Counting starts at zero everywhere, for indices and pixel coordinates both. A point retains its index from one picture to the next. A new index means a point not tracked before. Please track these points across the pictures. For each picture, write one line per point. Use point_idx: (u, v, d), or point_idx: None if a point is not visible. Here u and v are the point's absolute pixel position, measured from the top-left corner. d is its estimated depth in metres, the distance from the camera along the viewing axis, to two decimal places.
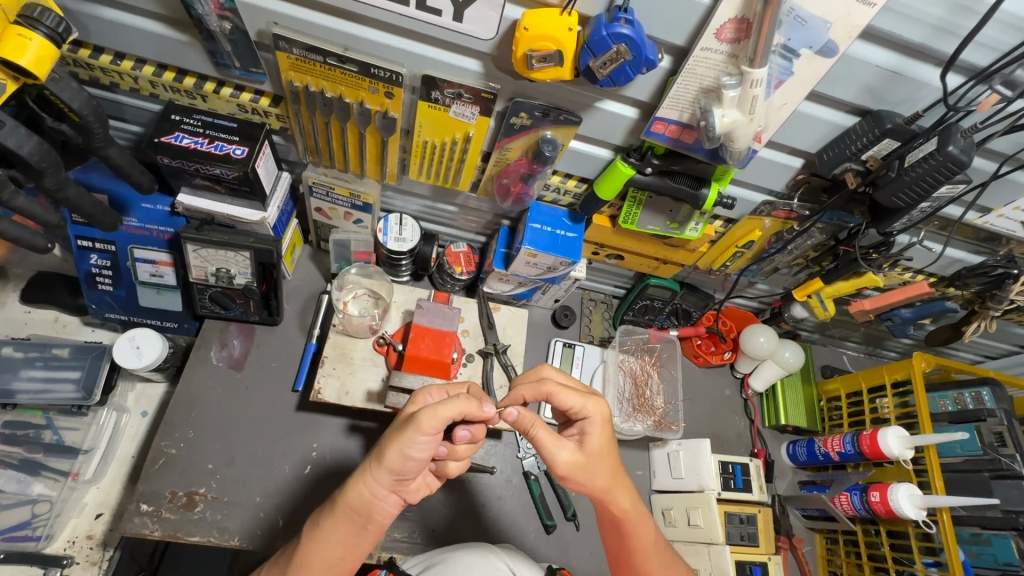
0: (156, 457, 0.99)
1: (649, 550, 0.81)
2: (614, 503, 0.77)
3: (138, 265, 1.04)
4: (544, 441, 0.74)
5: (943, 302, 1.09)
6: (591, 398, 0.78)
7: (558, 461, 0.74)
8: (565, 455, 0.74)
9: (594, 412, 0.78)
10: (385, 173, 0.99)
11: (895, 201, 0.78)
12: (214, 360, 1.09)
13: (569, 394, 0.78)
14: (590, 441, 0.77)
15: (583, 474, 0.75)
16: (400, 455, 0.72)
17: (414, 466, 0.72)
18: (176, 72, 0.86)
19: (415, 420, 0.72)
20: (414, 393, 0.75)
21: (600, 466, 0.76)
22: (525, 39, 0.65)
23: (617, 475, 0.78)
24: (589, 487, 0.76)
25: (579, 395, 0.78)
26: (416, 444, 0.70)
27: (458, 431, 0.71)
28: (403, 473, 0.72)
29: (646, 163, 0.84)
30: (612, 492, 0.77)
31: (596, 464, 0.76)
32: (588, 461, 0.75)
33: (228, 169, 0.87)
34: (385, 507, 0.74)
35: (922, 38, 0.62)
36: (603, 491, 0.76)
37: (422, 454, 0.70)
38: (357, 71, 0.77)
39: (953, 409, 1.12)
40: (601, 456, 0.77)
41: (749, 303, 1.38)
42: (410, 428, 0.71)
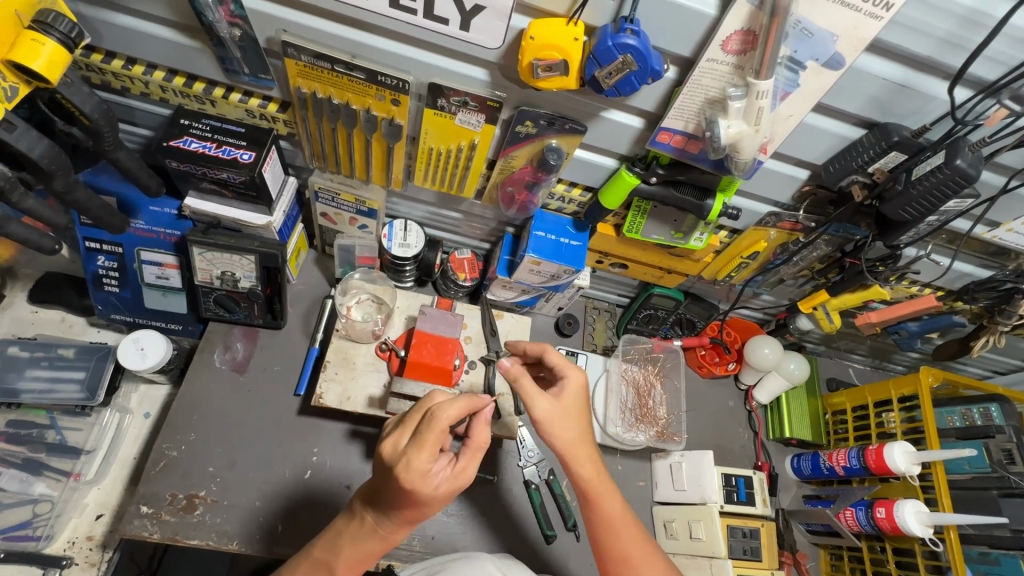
0: (158, 459, 1.00)
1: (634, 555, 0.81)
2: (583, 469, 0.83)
3: (144, 267, 1.05)
4: (529, 391, 0.83)
5: (950, 316, 1.08)
6: (570, 365, 0.87)
7: (535, 408, 0.82)
8: (544, 406, 0.82)
9: (572, 378, 0.86)
10: (390, 179, 0.99)
11: (902, 214, 0.77)
12: (218, 363, 1.09)
13: (557, 355, 0.88)
14: (566, 395, 0.84)
15: (559, 424, 0.82)
16: (413, 503, 0.72)
17: (433, 507, 0.73)
18: (186, 77, 0.87)
19: (426, 480, 0.70)
20: (416, 455, 0.69)
21: (575, 412, 0.84)
22: (531, 48, 0.66)
23: (581, 437, 0.83)
24: (563, 444, 0.83)
25: (564, 358, 0.88)
26: (434, 493, 0.71)
27: (473, 464, 0.74)
28: (421, 513, 0.74)
29: (651, 173, 0.84)
30: (577, 453, 0.83)
31: (569, 416, 0.84)
32: (563, 406, 0.83)
33: (235, 173, 0.87)
34: (397, 531, 0.77)
35: (930, 52, 0.62)
36: (574, 448, 0.83)
37: (442, 496, 0.72)
38: (364, 79, 0.77)
39: (961, 425, 1.09)
40: (568, 412, 0.84)
41: (754, 314, 1.37)
42: (424, 488, 0.70)
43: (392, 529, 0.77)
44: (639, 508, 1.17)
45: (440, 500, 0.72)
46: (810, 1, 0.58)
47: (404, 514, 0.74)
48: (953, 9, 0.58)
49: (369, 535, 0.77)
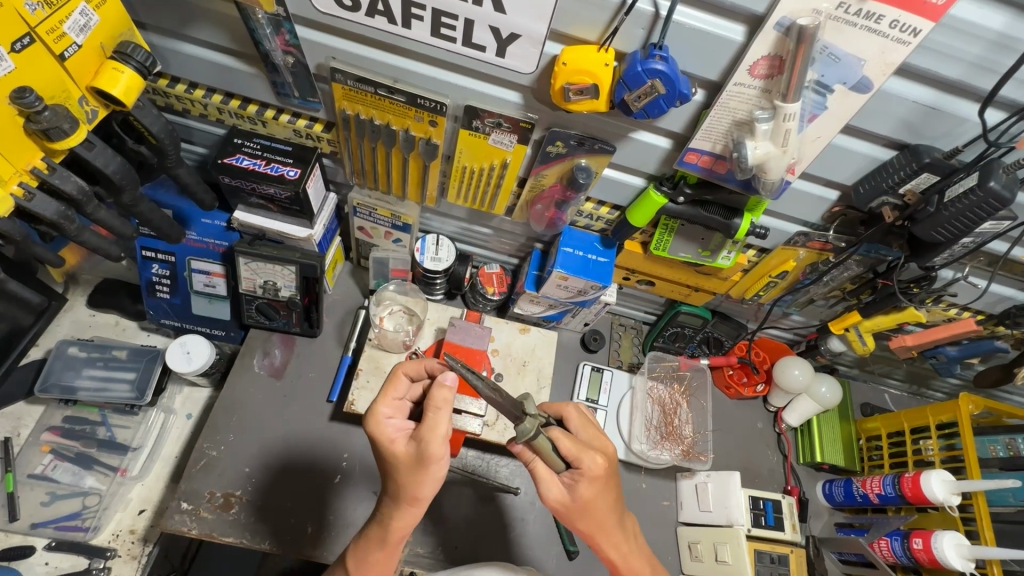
0: (199, 458, 1.05)
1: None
2: (604, 546, 0.81)
3: (194, 276, 1.12)
4: (542, 477, 0.78)
5: (991, 341, 1.04)
6: (585, 450, 0.76)
7: (548, 497, 0.77)
8: (555, 493, 0.77)
9: (589, 467, 0.76)
10: (425, 196, 1.04)
11: (935, 236, 0.76)
12: (257, 368, 1.14)
13: (569, 441, 0.76)
14: (580, 488, 0.76)
15: (570, 516, 0.78)
16: (386, 466, 0.73)
17: (405, 476, 0.71)
18: (241, 100, 0.94)
19: (385, 428, 0.73)
20: (376, 404, 0.75)
21: (593, 505, 0.77)
22: (563, 73, 0.69)
23: (602, 525, 0.78)
24: (586, 528, 0.79)
25: (574, 443, 0.76)
26: (394, 448, 0.72)
27: (433, 424, 0.70)
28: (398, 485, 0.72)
29: (678, 192, 0.85)
30: (606, 536, 0.80)
31: (589, 510, 0.77)
32: (577, 507, 0.77)
33: (282, 189, 0.94)
34: (398, 522, 0.74)
35: (961, 75, 0.62)
36: (597, 534, 0.79)
37: (404, 456, 0.71)
38: (404, 101, 0.82)
39: (1005, 455, 1.06)
40: (582, 507, 0.77)
41: (784, 334, 1.35)
42: (382, 437, 0.72)
43: (389, 513, 0.74)
44: (664, 528, 1.16)
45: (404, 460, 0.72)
46: (836, 27, 0.60)
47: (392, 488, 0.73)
48: (983, 35, 0.58)
49: (381, 530, 0.75)
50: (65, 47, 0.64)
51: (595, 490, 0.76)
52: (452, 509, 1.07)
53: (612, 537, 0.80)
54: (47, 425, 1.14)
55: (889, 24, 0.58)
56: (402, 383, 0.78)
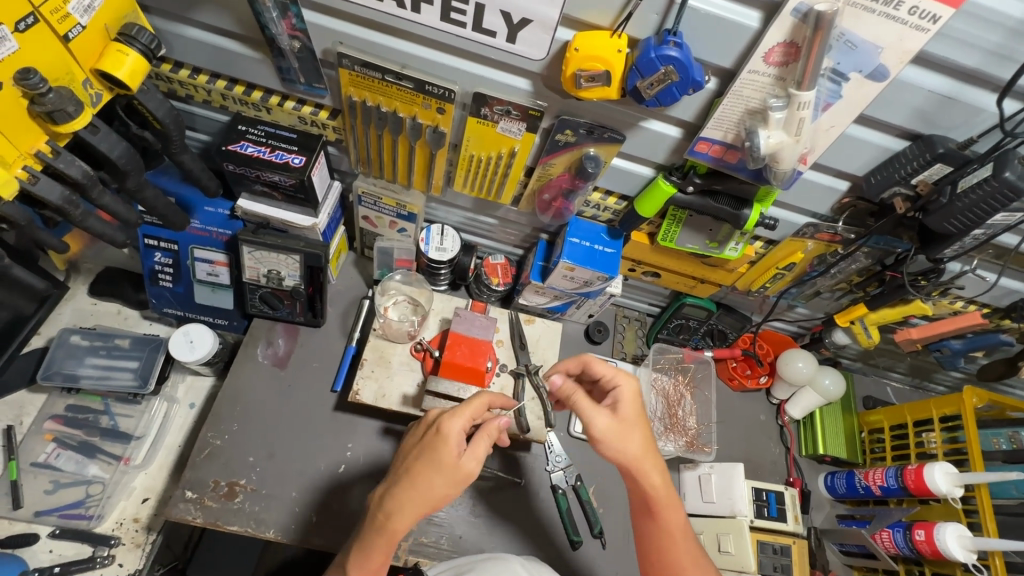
0: (202, 447, 1.04)
1: (677, 534, 0.82)
2: (644, 477, 0.81)
3: (197, 264, 1.11)
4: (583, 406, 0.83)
5: (996, 335, 1.04)
6: (622, 374, 0.86)
7: (594, 424, 0.82)
8: (601, 419, 0.82)
9: (625, 387, 0.86)
10: (431, 185, 1.03)
11: (947, 227, 0.76)
12: (260, 358, 1.14)
13: (604, 365, 0.88)
14: (623, 409, 0.83)
15: (617, 440, 0.81)
16: (426, 462, 0.75)
17: (437, 481, 0.74)
18: (245, 86, 0.92)
19: (449, 432, 0.76)
20: (456, 411, 0.78)
21: (635, 429, 0.82)
22: (575, 60, 0.68)
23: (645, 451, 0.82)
24: (622, 457, 0.81)
25: (612, 367, 0.87)
26: (448, 453, 0.75)
27: (475, 444, 0.77)
28: (430, 489, 0.74)
29: (688, 182, 0.85)
30: (647, 462, 0.81)
31: (630, 431, 0.82)
32: (623, 424, 0.82)
33: (287, 176, 0.93)
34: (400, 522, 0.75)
35: (978, 64, 0.62)
36: (634, 465, 0.81)
37: (449, 467, 0.75)
38: (412, 88, 0.81)
39: (1008, 448, 1.06)
40: (626, 429, 0.82)
41: (788, 327, 1.34)
42: (440, 442, 0.75)
43: (394, 511, 0.75)
44: None
45: (445, 470, 0.75)
46: (854, 13, 0.59)
47: (411, 487, 0.74)
48: (1002, 22, 0.57)
49: (388, 529, 0.75)
50: (69, 27, 0.63)
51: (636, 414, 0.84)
52: (456, 500, 1.07)
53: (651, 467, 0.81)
54: (49, 413, 1.13)
55: (908, 10, 0.57)
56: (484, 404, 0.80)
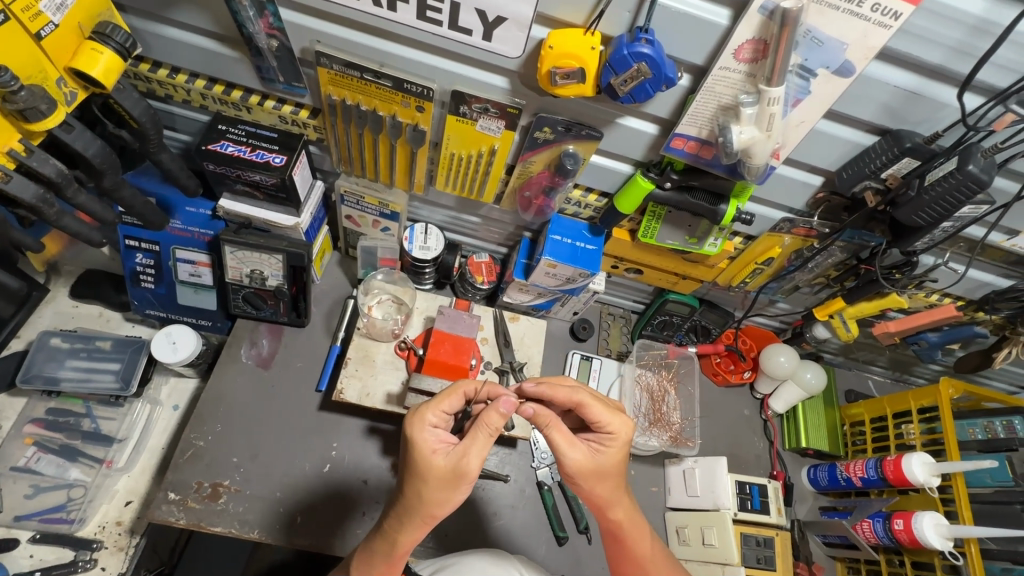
0: (186, 448, 1.04)
1: (645, 559, 0.85)
2: (614, 513, 0.82)
3: (179, 265, 1.11)
4: (560, 442, 0.78)
5: (971, 327, 1.07)
6: (617, 419, 0.80)
7: (567, 462, 0.78)
8: (575, 457, 0.78)
9: (618, 431, 0.80)
10: (413, 183, 1.03)
11: (916, 219, 0.77)
12: (244, 358, 1.14)
13: (599, 408, 0.81)
14: (604, 454, 0.79)
15: (592, 483, 0.79)
16: (414, 474, 0.74)
17: (434, 493, 0.73)
18: (225, 85, 0.92)
19: (427, 440, 0.74)
20: (424, 410, 0.76)
21: (610, 473, 0.79)
22: (550, 57, 0.69)
23: (616, 492, 0.80)
24: (591, 496, 0.81)
25: (608, 410, 0.81)
26: (432, 459, 0.73)
27: (476, 446, 0.72)
28: (420, 498, 0.74)
29: (665, 178, 0.86)
30: (616, 501, 0.81)
31: (605, 475, 0.79)
32: (596, 468, 0.78)
33: (267, 175, 0.93)
34: (405, 538, 0.77)
35: (941, 60, 0.63)
36: (607, 504, 0.81)
37: (444, 471, 0.72)
38: (391, 86, 0.81)
39: (983, 437, 1.07)
40: (603, 476, 0.79)
41: (770, 322, 1.36)
42: (423, 447, 0.73)
43: (399, 528, 0.77)
44: (652, 513, 1.17)
45: (440, 479, 0.73)
46: (819, 10, 0.60)
47: (414, 503, 0.74)
48: (962, 19, 0.59)
49: (389, 543, 0.78)
50: (41, 26, 0.63)
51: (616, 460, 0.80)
52: None
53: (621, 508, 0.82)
54: (30, 417, 1.12)
55: (871, 7, 0.58)
56: (458, 398, 0.79)
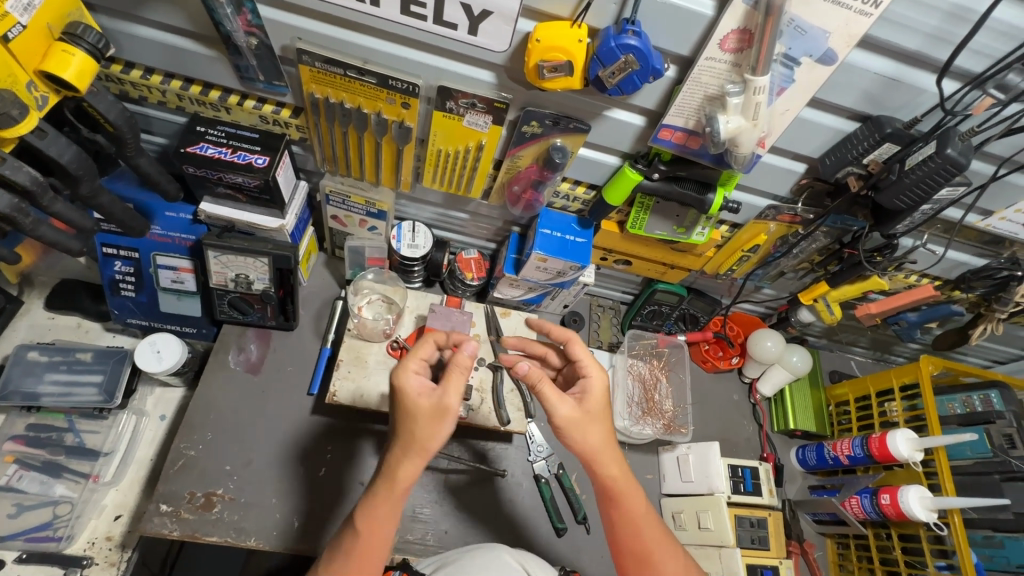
0: (176, 458, 1.02)
1: (642, 521, 0.83)
2: (605, 462, 0.82)
3: (160, 272, 1.08)
4: (550, 395, 0.81)
5: (948, 306, 1.10)
6: (595, 367, 0.87)
7: (557, 415, 0.81)
8: (564, 409, 0.81)
9: (595, 378, 0.86)
10: (400, 181, 1.02)
11: (897, 203, 0.79)
12: (232, 364, 1.12)
13: (583, 349, 0.89)
14: (589, 401, 0.84)
15: (580, 429, 0.81)
16: (402, 415, 0.76)
17: (419, 432, 0.75)
18: (202, 86, 0.90)
19: (410, 385, 0.76)
20: (404, 359, 0.80)
21: (595, 415, 0.83)
22: (537, 50, 0.69)
23: (604, 441, 0.82)
24: (582, 448, 0.82)
25: (590, 355, 0.88)
26: (417, 399, 0.75)
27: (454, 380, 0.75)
28: (409, 436, 0.75)
29: (653, 169, 0.86)
30: (606, 454, 0.82)
31: (592, 421, 0.82)
32: (585, 414, 0.82)
33: (250, 177, 0.91)
34: (382, 500, 0.75)
35: (919, 46, 0.65)
36: (596, 452, 0.81)
37: (426, 411, 0.75)
38: (376, 83, 0.80)
39: (962, 412, 1.11)
40: (588, 416, 0.82)
41: (756, 308, 1.39)
42: (407, 390, 0.76)
43: (370, 499, 0.76)
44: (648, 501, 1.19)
45: (426, 417, 0.75)
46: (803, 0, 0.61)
47: (395, 453, 0.75)
48: (939, 6, 0.60)
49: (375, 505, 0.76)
50: (8, 27, 0.60)
51: (598, 403, 0.84)
52: (441, 495, 1.09)
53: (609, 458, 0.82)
54: (9, 434, 1.08)
55: None
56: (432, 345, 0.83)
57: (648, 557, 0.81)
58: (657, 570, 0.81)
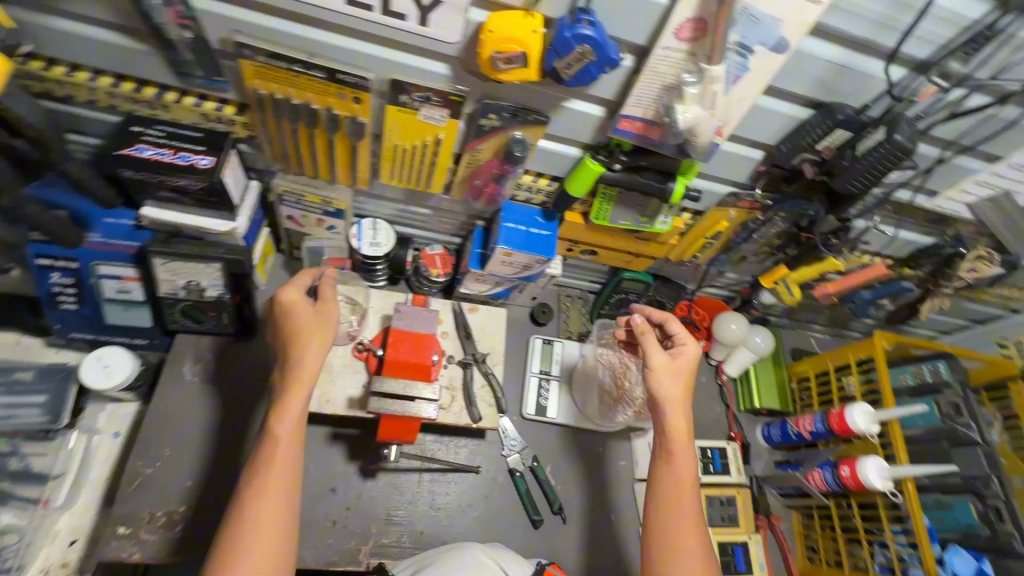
0: (132, 478, 0.97)
1: (689, 484, 0.88)
2: (669, 413, 0.90)
3: (103, 282, 1.01)
4: (648, 346, 0.92)
5: (899, 283, 1.15)
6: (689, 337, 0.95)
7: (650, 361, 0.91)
8: (657, 358, 0.91)
9: (690, 349, 0.94)
10: (356, 178, 0.98)
11: (850, 188, 0.80)
12: (189, 376, 1.07)
13: (679, 325, 0.96)
14: (680, 356, 0.93)
15: (664, 377, 0.91)
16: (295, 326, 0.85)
17: (315, 335, 0.84)
18: (135, 82, 0.84)
19: (292, 297, 0.86)
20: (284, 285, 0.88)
21: (676, 367, 0.92)
22: (491, 42, 0.66)
23: (682, 391, 0.91)
24: (662, 395, 0.91)
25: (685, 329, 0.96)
26: (294, 311, 0.85)
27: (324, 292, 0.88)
28: (300, 339, 0.84)
29: (614, 160, 0.86)
30: (682, 404, 0.91)
31: (678, 371, 0.92)
32: (672, 365, 0.92)
33: (194, 179, 0.86)
34: (290, 402, 0.80)
35: (868, 34, 0.66)
36: (674, 401, 0.90)
37: (310, 317, 0.86)
38: (324, 78, 0.76)
39: (913, 383, 1.17)
40: (673, 366, 0.92)
41: (720, 292, 1.41)
42: (288, 301, 0.86)
43: (281, 396, 0.81)
44: (622, 487, 1.21)
45: (311, 318, 0.86)
46: None
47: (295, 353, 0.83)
48: None
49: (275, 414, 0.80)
50: None
51: (692, 357, 0.93)
52: (415, 495, 1.09)
53: (681, 409, 0.90)
54: None
55: None
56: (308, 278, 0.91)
57: (681, 514, 0.86)
58: (681, 525, 0.85)
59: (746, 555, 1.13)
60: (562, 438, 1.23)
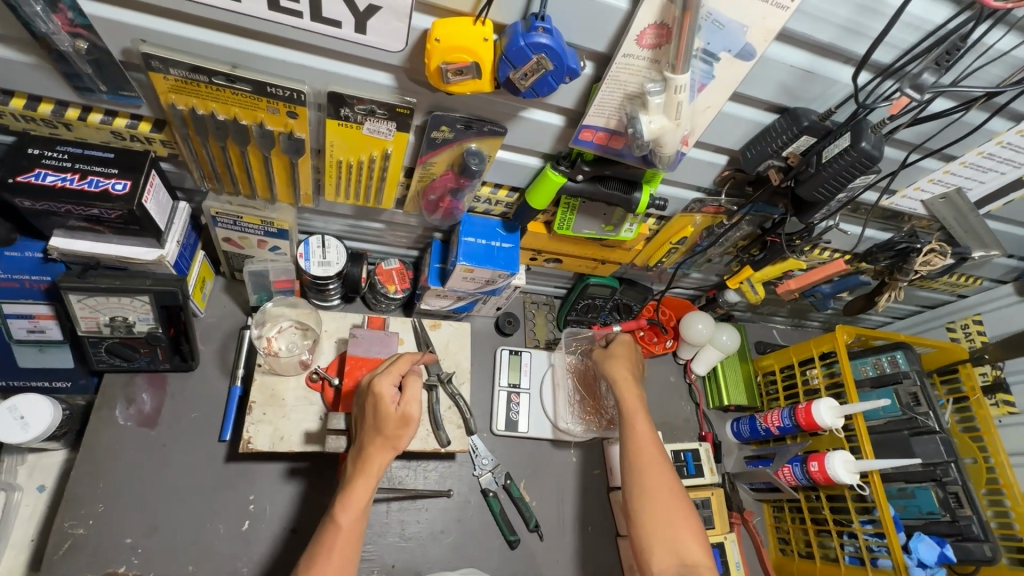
0: (60, 541, 0.87)
1: (642, 443, 0.95)
2: (624, 397, 1.02)
3: (10, 322, 0.90)
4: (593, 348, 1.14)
5: (857, 277, 1.15)
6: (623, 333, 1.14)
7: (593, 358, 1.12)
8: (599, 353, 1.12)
9: (623, 340, 1.12)
10: (299, 195, 0.90)
11: (817, 195, 0.79)
12: (121, 420, 0.97)
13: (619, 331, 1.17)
14: (618, 347, 1.11)
15: (606, 363, 1.09)
16: (372, 418, 0.82)
17: (387, 429, 0.81)
18: (26, 98, 0.72)
19: (385, 390, 0.82)
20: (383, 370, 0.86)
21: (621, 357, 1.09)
22: (438, 51, 0.60)
23: (624, 372, 1.06)
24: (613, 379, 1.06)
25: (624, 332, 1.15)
26: (388, 406, 0.82)
27: (414, 389, 0.84)
28: (379, 430, 0.81)
29: (577, 170, 0.81)
30: (627, 380, 1.04)
31: (619, 358, 1.09)
32: (610, 354, 1.10)
33: (109, 208, 0.76)
34: (359, 491, 0.80)
35: (832, 39, 0.63)
36: (619, 380, 1.05)
37: (393, 416, 0.81)
38: (251, 91, 0.68)
39: (874, 374, 1.19)
40: (617, 357, 1.09)
41: (686, 290, 1.40)
42: (383, 396, 0.82)
43: (349, 484, 0.81)
44: (598, 497, 1.18)
45: (393, 417, 0.81)
46: None
47: (370, 446, 0.81)
48: None
49: (361, 473, 0.81)
50: None
51: (627, 350, 1.10)
52: (384, 528, 1.03)
53: (632, 390, 1.02)
54: None
55: None
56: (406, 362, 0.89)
57: (644, 471, 0.92)
58: (647, 482, 0.90)
59: (722, 555, 1.13)
60: (535, 452, 1.19)
